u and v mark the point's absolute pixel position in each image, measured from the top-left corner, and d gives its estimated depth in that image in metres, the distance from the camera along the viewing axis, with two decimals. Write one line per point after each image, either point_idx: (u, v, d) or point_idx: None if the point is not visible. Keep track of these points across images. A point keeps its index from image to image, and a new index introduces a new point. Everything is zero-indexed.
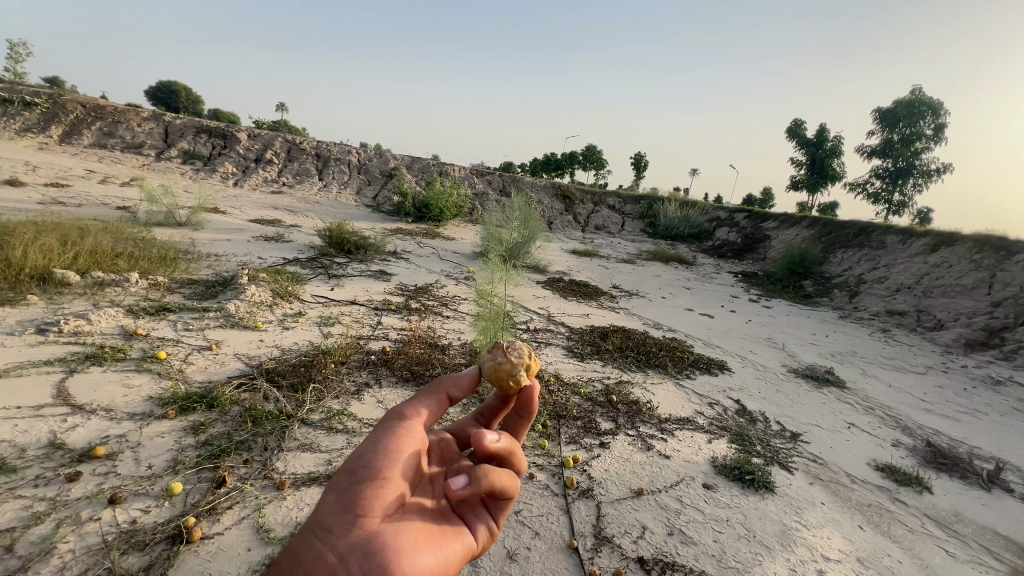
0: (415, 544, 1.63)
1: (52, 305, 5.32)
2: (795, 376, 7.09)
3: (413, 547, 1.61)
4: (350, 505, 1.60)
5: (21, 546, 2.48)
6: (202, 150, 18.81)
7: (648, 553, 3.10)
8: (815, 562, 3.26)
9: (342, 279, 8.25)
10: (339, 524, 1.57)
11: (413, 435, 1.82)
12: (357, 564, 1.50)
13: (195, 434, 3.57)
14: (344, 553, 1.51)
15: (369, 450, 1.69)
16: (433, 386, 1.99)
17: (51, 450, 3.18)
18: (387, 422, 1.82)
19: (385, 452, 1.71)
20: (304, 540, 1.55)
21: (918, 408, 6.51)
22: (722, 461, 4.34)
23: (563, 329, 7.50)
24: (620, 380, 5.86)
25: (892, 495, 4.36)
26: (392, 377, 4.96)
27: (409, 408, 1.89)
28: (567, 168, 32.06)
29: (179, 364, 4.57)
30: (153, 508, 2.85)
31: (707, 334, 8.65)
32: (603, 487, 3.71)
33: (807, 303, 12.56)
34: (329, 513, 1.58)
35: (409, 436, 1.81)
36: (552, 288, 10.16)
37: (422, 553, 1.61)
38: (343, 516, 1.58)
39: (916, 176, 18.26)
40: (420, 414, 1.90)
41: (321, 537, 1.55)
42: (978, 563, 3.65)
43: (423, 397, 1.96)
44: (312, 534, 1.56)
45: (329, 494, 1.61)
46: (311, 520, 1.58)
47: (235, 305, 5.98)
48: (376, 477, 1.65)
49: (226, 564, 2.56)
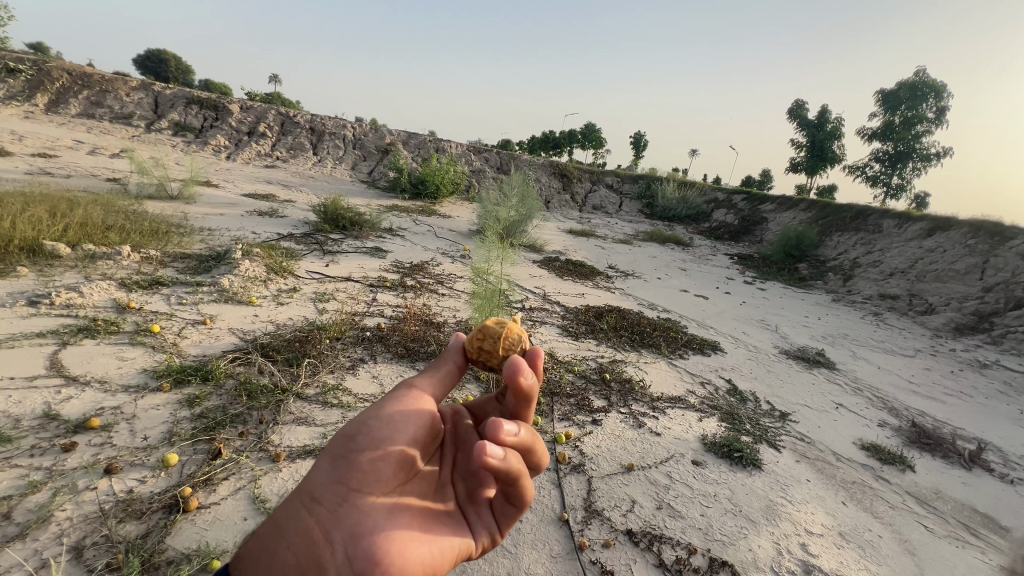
0: (405, 534, 1.61)
1: (43, 277, 5.27)
2: (786, 358, 7.18)
3: (405, 535, 1.60)
4: (346, 476, 1.61)
5: (19, 513, 2.51)
6: (194, 122, 18.40)
7: (636, 526, 3.17)
8: (798, 536, 3.36)
9: (337, 256, 8.19)
10: (329, 496, 1.59)
11: (421, 410, 1.82)
12: (342, 545, 1.52)
13: (190, 407, 3.59)
14: (332, 530, 1.54)
15: (372, 420, 1.69)
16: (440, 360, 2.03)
17: (47, 421, 3.19)
18: (396, 394, 1.82)
19: (389, 425, 1.71)
20: (292, 508, 1.58)
21: (905, 390, 6.63)
22: (711, 439, 4.42)
23: (558, 308, 7.52)
24: (614, 359, 5.92)
25: (876, 473, 4.48)
26: (387, 353, 4.98)
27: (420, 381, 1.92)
28: (566, 146, 31.71)
29: (173, 338, 4.57)
30: (149, 478, 2.89)
31: (701, 315, 8.71)
32: (594, 462, 3.78)
33: (801, 286, 12.63)
34: (322, 484, 1.61)
35: (417, 413, 1.79)
36: (548, 268, 10.13)
37: (410, 545, 1.60)
38: (336, 489, 1.60)
39: (915, 159, 18.14)
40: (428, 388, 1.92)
41: (309, 506, 1.58)
42: (955, 539, 3.78)
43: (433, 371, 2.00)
44: (301, 503, 1.58)
45: (326, 463, 1.64)
46: (303, 488, 1.62)
47: (229, 280, 5.94)
48: (376, 452, 1.66)
49: (223, 533, 2.62)
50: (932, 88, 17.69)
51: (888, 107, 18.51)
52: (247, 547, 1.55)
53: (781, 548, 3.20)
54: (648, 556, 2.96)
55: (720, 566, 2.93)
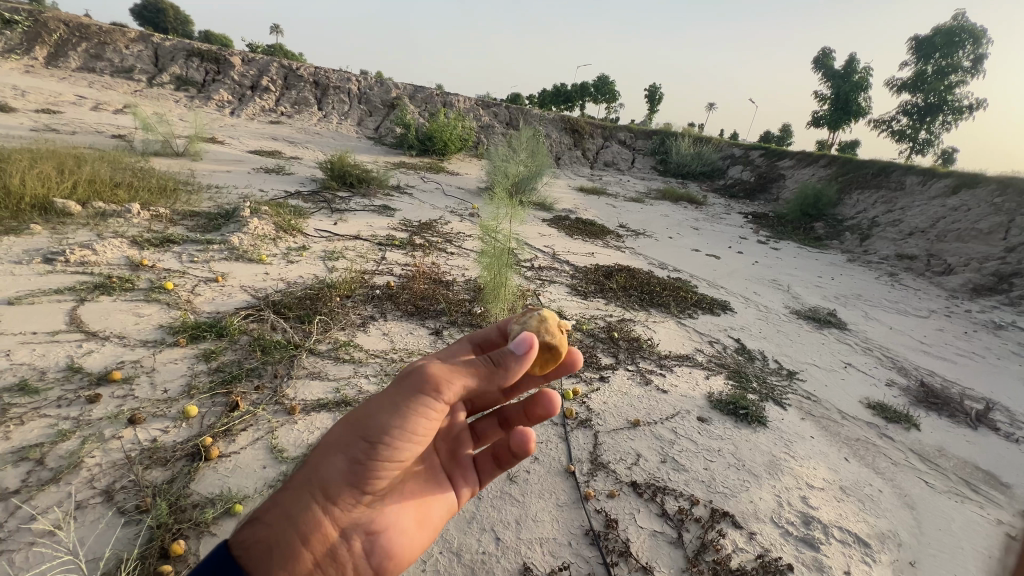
0: (402, 514, 1.80)
1: (56, 234, 5.32)
2: (796, 318, 7.13)
3: (404, 517, 1.80)
4: (361, 479, 1.64)
5: (51, 459, 2.64)
6: (195, 76, 17.94)
7: (641, 478, 3.26)
8: (800, 490, 3.43)
9: (345, 214, 8.15)
10: (342, 494, 1.60)
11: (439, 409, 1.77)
12: (354, 535, 1.63)
13: (207, 361, 3.69)
14: (345, 523, 1.61)
15: (394, 429, 1.62)
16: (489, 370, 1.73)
17: (70, 373, 3.30)
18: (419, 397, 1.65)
19: (408, 432, 1.65)
20: (302, 500, 1.54)
21: (916, 350, 6.60)
22: (718, 396, 4.47)
23: (568, 267, 7.47)
24: (622, 318, 5.92)
25: (880, 431, 4.53)
26: (397, 311, 5.03)
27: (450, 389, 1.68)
28: (577, 100, 30.61)
29: (186, 295, 4.63)
30: (171, 428, 3.00)
31: (712, 275, 8.61)
32: (600, 418, 3.85)
33: (816, 245, 12.37)
34: (335, 483, 1.59)
35: (438, 416, 1.72)
36: (557, 226, 10.00)
37: (408, 524, 1.81)
38: (349, 489, 1.61)
39: (946, 112, 17.25)
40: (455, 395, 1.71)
41: (322, 503, 1.56)
42: (955, 494, 3.85)
43: (467, 378, 1.70)
44: (314, 498, 1.56)
45: (341, 463, 1.59)
46: (316, 484, 1.57)
47: (238, 238, 5.95)
48: (392, 457, 1.66)
49: (244, 480, 2.74)
50: (971, 33, 16.55)
51: (922, 55, 17.45)
52: (244, 534, 1.45)
53: (781, 500, 3.29)
54: (652, 506, 3.06)
55: (721, 517, 3.01)
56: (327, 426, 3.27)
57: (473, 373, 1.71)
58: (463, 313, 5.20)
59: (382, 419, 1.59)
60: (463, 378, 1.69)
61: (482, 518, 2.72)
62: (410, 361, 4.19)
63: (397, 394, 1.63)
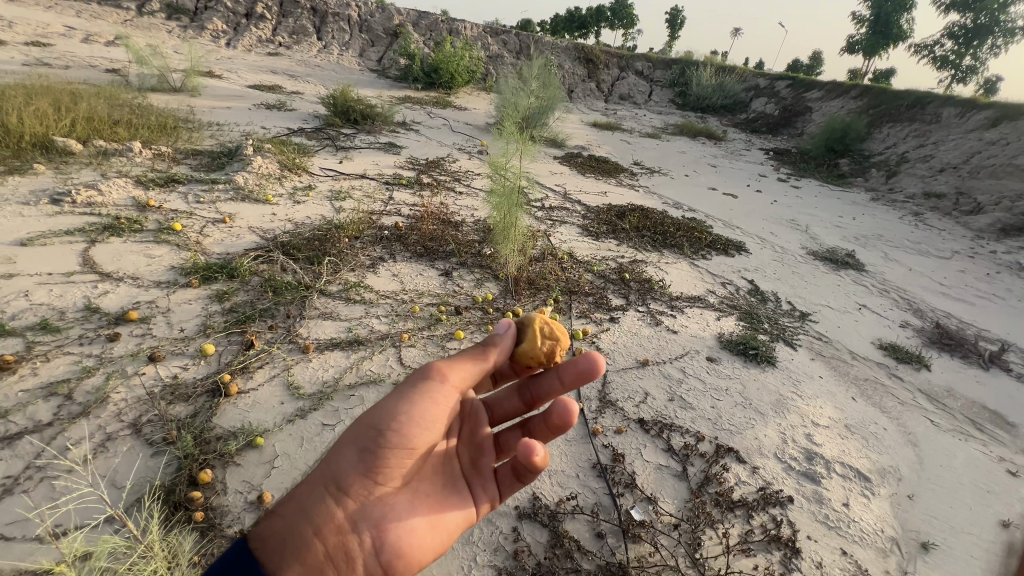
0: (418, 517, 1.75)
1: (60, 175, 5.25)
2: (813, 259, 6.96)
3: (418, 518, 1.75)
4: (372, 471, 1.67)
5: (79, 394, 2.74)
6: (187, 4, 16.92)
7: (648, 415, 3.33)
8: (805, 428, 3.49)
9: (350, 152, 7.91)
10: (354, 487, 1.65)
11: (445, 401, 1.80)
12: (365, 530, 1.64)
13: (220, 301, 3.73)
14: (357, 516, 1.63)
15: (398, 418, 1.67)
16: (480, 353, 1.84)
17: (89, 313, 3.37)
18: (419, 384, 1.74)
19: (413, 421, 1.70)
20: (316, 493, 1.62)
21: (934, 292, 6.46)
22: (728, 337, 4.47)
23: (579, 207, 7.27)
24: (634, 259, 5.83)
25: (890, 372, 4.53)
26: (406, 252, 4.98)
27: (447, 373, 1.78)
28: (593, 26, 28.55)
29: (195, 236, 4.61)
30: (190, 366, 3.09)
31: (728, 215, 8.36)
32: (610, 357, 3.88)
33: (839, 184, 11.87)
34: (347, 473, 1.65)
35: (442, 404, 1.79)
36: (569, 164, 9.66)
37: (423, 526, 1.76)
38: (361, 481, 1.66)
39: (996, 34, 15.79)
40: (455, 379, 1.80)
41: (334, 496, 1.62)
42: (960, 432, 3.90)
43: (461, 361, 1.81)
44: (326, 490, 1.63)
45: (351, 455, 1.66)
46: (328, 477, 1.64)
47: (243, 177, 5.83)
48: (400, 447, 1.68)
49: (263, 414, 2.84)
50: None
51: None
52: (262, 527, 1.54)
53: (786, 437, 3.35)
54: (659, 442, 3.13)
55: (725, 453, 3.09)
56: (340, 364, 3.34)
57: (468, 358, 1.82)
58: (472, 254, 5.14)
59: (386, 409, 1.67)
60: (459, 363, 1.80)
61: None
62: (420, 302, 4.20)
63: (400, 388, 1.74)
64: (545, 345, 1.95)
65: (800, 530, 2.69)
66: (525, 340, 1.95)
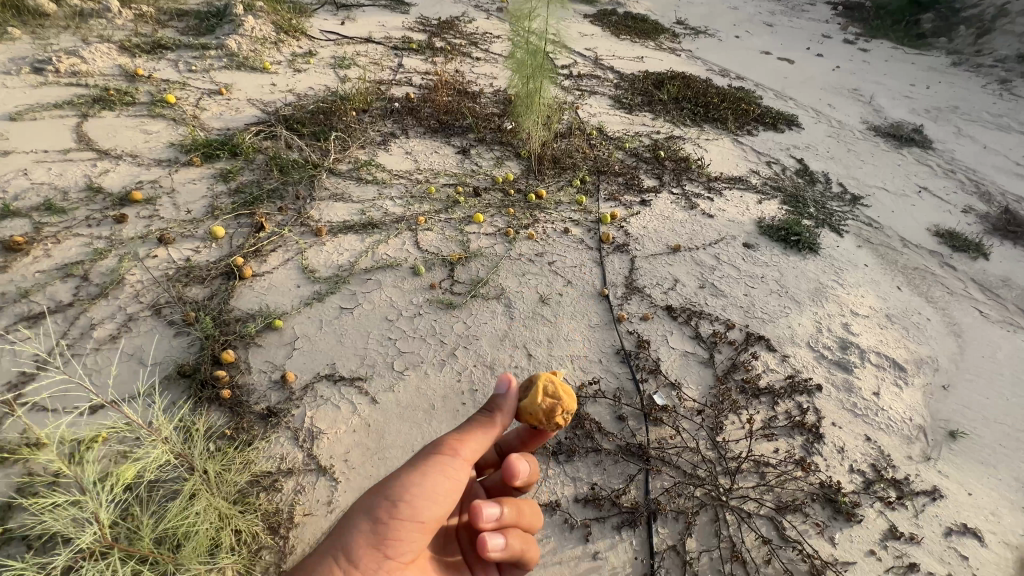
0: None
1: (38, 40, 4.77)
2: (874, 135, 6.18)
3: None
4: (386, 545, 1.17)
5: (95, 275, 2.70)
6: None
7: (677, 303, 3.17)
8: (842, 317, 3.31)
9: (352, 11, 6.96)
10: (368, 561, 1.14)
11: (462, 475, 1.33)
12: None
13: (226, 182, 3.51)
14: None
15: (419, 487, 1.21)
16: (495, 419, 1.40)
17: (92, 193, 3.21)
18: (440, 447, 1.29)
19: (434, 493, 1.22)
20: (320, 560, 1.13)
21: (1008, 173, 5.76)
22: (769, 222, 4.10)
23: (612, 75, 6.44)
24: (670, 135, 5.24)
25: (942, 260, 4.19)
26: (419, 127, 4.53)
27: (467, 440, 1.33)
28: None
29: (192, 110, 4.25)
30: (202, 249, 2.98)
31: (781, 84, 7.34)
32: (638, 243, 3.63)
33: (916, 45, 10.20)
34: (355, 545, 1.15)
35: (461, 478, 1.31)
36: (601, 24, 8.41)
37: None
38: (372, 555, 1.15)
39: None
40: (473, 449, 1.34)
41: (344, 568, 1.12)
42: (1008, 324, 3.67)
43: (480, 426, 1.37)
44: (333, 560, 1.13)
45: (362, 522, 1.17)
46: (334, 545, 1.15)
47: (236, 41, 5.21)
48: (418, 521, 1.20)
49: (280, 298, 2.78)
50: None
51: None
52: None
53: (820, 326, 3.20)
54: (685, 329, 3.02)
55: (755, 341, 2.97)
56: (355, 248, 3.20)
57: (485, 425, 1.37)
58: (491, 130, 4.67)
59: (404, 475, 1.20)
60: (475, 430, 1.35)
61: (515, 338, 2.74)
62: (435, 183, 3.90)
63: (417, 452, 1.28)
64: (547, 404, 1.46)
65: (825, 417, 2.65)
66: (524, 397, 1.47)
